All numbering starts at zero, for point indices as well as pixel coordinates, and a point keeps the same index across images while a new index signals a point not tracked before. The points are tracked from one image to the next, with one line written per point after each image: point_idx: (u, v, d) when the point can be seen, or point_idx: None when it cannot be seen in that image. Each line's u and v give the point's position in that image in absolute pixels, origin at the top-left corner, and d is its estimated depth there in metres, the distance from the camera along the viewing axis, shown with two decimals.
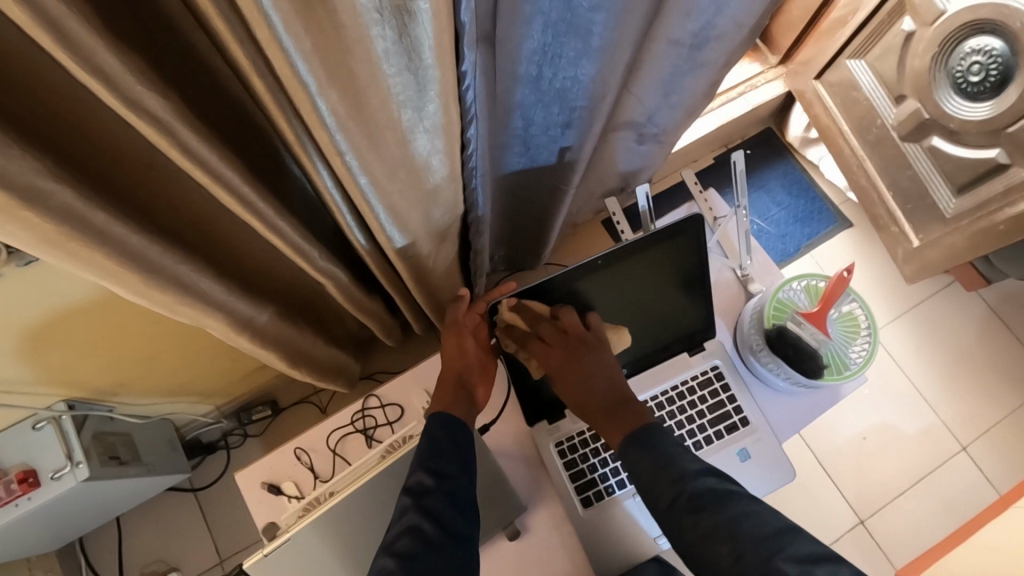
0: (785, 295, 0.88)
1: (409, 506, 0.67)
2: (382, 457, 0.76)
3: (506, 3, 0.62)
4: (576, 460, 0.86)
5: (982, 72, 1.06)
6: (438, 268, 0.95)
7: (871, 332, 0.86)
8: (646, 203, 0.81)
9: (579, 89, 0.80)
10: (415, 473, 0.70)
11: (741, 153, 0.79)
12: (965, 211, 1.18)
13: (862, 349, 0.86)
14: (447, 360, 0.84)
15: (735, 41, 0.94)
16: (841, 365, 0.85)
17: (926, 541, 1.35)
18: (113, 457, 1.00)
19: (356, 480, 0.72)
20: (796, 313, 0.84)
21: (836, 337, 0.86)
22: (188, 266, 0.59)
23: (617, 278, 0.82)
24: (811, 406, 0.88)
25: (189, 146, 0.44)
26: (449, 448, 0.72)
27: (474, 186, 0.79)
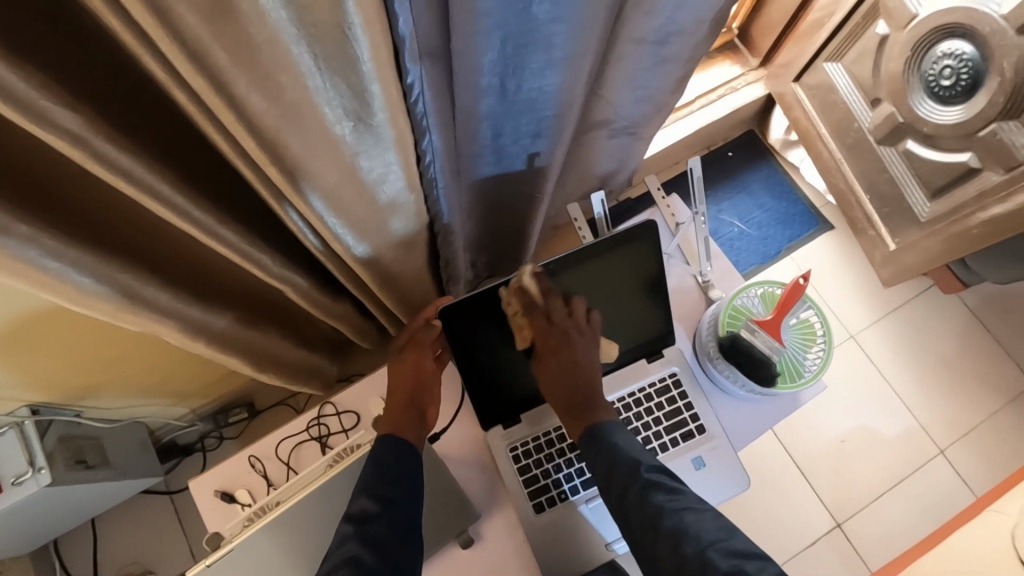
0: (741, 303, 0.88)
1: (349, 535, 0.68)
2: (328, 466, 0.77)
3: (457, 19, 0.58)
4: (530, 465, 0.85)
5: (954, 76, 1.05)
6: (406, 273, 0.94)
7: (825, 340, 0.87)
8: (602, 210, 0.80)
9: (546, 99, 0.77)
10: (359, 500, 0.70)
11: (698, 159, 0.79)
12: (940, 215, 1.18)
13: (817, 355, 0.87)
14: (398, 378, 0.83)
15: (701, 33, 0.92)
16: (795, 372, 0.86)
17: (902, 544, 1.35)
18: (80, 461, 1.00)
19: (302, 489, 0.74)
20: (751, 322, 0.84)
21: (791, 345, 0.87)
22: (132, 275, 0.59)
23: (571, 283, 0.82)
24: (769, 416, 0.88)
25: (109, 158, 0.44)
26: (394, 472, 0.72)
27: (437, 195, 0.77)
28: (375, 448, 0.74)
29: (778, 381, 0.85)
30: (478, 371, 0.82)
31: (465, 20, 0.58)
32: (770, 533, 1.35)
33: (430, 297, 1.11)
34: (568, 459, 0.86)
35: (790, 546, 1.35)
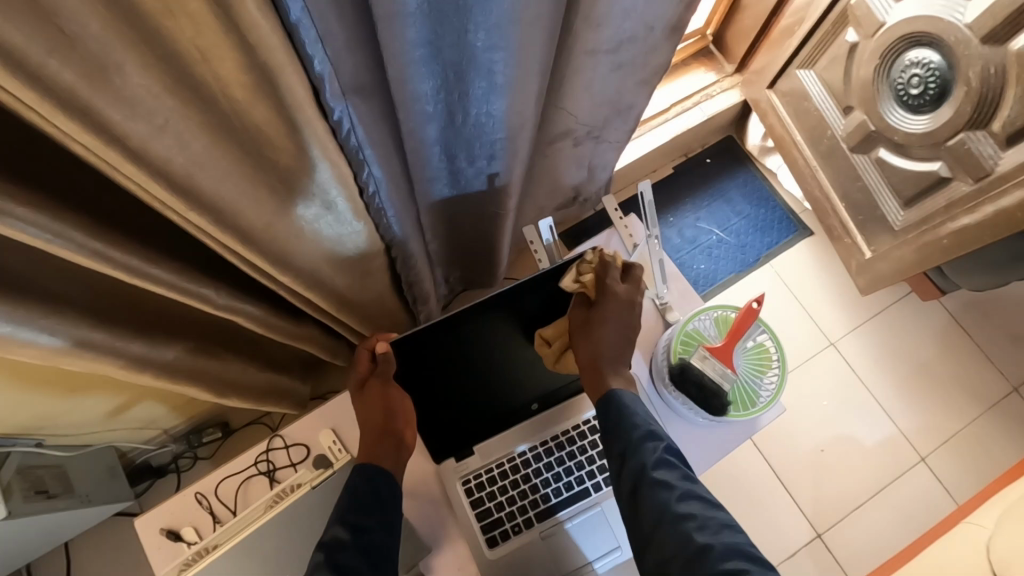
0: (695, 326, 0.80)
1: (321, 563, 0.64)
2: (270, 505, 0.73)
3: (390, 60, 0.57)
4: (483, 498, 0.82)
5: (922, 85, 1.03)
6: (365, 296, 0.93)
7: (782, 366, 0.79)
8: (549, 236, 0.80)
9: (495, 124, 0.77)
10: (332, 528, 0.67)
11: (648, 183, 0.77)
12: (913, 224, 1.16)
13: (773, 383, 0.78)
14: (364, 415, 0.77)
15: (653, 37, 0.92)
16: (749, 400, 0.78)
17: (883, 552, 1.34)
18: (40, 491, 0.99)
19: (240, 531, 0.70)
20: (701, 347, 0.77)
21: (744, 371, 0.79)
22: (62, 317, 0.57)
23: (513, 322, 0.80)
24: (726, 450, 0.78)
25: None
26: (371, 500, 0.70)
27: (388, 222, 0.76)
28: (350, 477, 0.71)
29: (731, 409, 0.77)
30: (430, 403, 0.82)
31: (396, 60, 0.58)
32: None
33: (397, 316, 1.10)
34: (522, 491, 0.84)
35: (769, 558, 1.34)
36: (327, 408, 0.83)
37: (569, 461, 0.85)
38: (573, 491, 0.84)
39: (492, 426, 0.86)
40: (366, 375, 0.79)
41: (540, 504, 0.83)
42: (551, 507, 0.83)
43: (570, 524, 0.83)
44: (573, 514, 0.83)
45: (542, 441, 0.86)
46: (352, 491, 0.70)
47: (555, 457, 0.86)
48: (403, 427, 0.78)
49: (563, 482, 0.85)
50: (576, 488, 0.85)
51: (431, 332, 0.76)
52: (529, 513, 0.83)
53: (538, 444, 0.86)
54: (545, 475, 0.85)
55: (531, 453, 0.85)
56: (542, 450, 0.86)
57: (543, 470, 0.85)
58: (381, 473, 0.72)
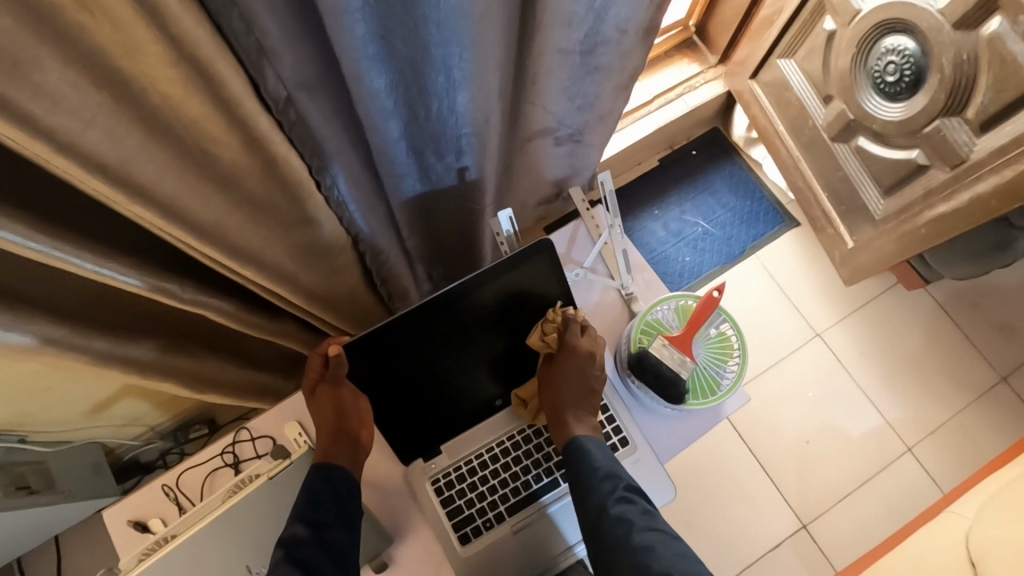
0: (655, 315, 0.78)
1: (279, 558, 0.66)
2: (229, 495, 0.72)
3: (347, 59, 0.58)
4: (453, 496, 0.80)
5: (897, 72, 1.03)
6: (337, 292, 0.94)
7: (743, 353, 0.76)
8: (510, 226, 0.81)
9: (460, 118, 0.78)
10: (291, 525, 0.68)
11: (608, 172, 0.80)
12: (892, 213, 1.16)
13: (734, 370, 0.76)
14: (321, 416, 0.76)
15: (627, 42, 0.93)
16: (709, 388, 0.75)
17: (869, 543, 1.33)
18: (21, 487, 1.01)
19: (199, 520, 0.69)
20: (660, 337, 0.75)
21: (704, 359, 0.76)
22: (19, 312, 0.58)
23: (471, 316, 0.76)
24: (691, 439, 0.78)
25: None
26: (331, 499, 0.71)
27: (351, 214, 0.79)
28: (309, 478, 0.71)
29: (690, 398, 0.74)
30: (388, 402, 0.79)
31: (353, 60, 0.59)
32: (734, 535, 1.34)
33: (375, 312, 1.10)
34: (491, 487, 0.81)
35: (754, 549, 1.34)
36: (290, 401, 0.82)
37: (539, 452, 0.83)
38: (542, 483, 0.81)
39: (459, 422, 0.83)
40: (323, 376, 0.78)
41: (509, 498, 0.80)
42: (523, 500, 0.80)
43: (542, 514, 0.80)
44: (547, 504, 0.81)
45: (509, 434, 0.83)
46: (310, 491, 0.70)
47: (523, 450, 0.83)
48: (360, 428, 0.77)
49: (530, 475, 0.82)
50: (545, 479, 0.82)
51: (386, 333, 0.73)
52: (500, 507, 0.80)
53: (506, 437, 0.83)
54: (512, 470, 0.82)
55: (498, 448, 0.83)
56: (511, 443, 0.83)
57: (511, 465, 0.82)
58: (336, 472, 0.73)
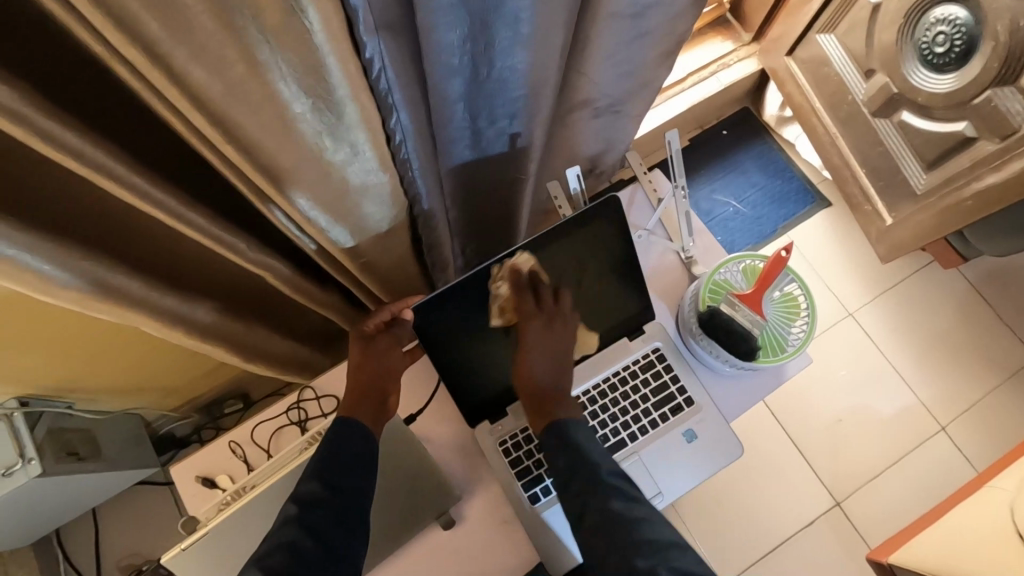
0: (722, 275, 0.77)
1: (291, 517, 0.60)
2: (304, 447, 0.70)
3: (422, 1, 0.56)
4: (522, 457, 0.76)
5: (947, 43, 1.02)
6: (386, 260, 0.92)
7: (812, 312, 0.76)
8: (577, 184, 0.79)
9: (517, 77, 0.76)
10: (307, 484, 0.63)
11: (677, 133, 0.77)
12: (935, 187, 1.15)
13: (802, 331, 0.75)
14: (369, 366, 0.74)
15: (678, 6, 0.88)
16: (778, 346, 0.75)
17: (903, 521, 1.33)
18: (71, 454, 1.01)
19: (276, 471, 0.67)
20: (730, 294, 0.74)
21: (772, 319, 0.76)
22: (99, 262, 0.58)
23: (542, 271, 0.75)
24: (754, 400, 0.78)
25: (65, 143, 0.42)
26: (349, 459, 0.65)
27: (413, 177, 0.78)
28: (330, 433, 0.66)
29: (760, 355, 0.74)
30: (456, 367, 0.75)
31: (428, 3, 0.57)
32: (768, 513, 1.35)
33: (418, 284, 1.10)
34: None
35: (787, 526, 1.34)
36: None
37: (605, 414, 0.77)
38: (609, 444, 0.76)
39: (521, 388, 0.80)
40: (380, 328, 0.77)
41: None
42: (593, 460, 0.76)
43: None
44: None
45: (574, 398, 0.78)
46: (332, 449, 0.65)
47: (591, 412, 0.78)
48: (389, 393, 0.74)
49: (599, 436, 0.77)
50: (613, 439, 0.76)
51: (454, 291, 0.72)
52: None
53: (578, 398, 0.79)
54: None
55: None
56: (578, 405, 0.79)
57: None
58: (355, 425, 0.67)
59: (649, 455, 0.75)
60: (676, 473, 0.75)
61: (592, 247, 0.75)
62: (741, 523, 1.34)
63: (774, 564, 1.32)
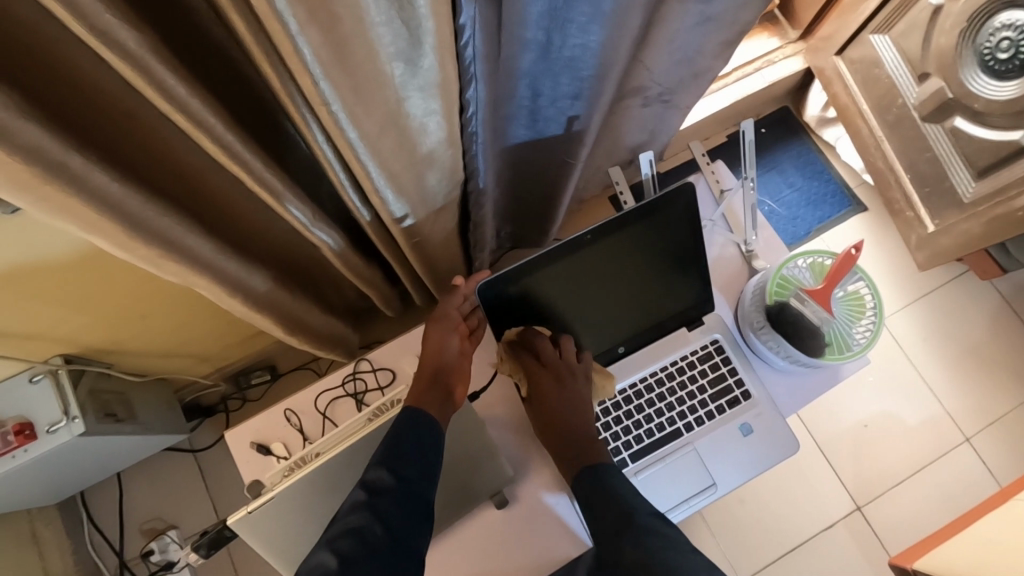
0: (789, 271, 0.80)
1: (359, 502, 0.60)
2: (368, 421, 0.71)
3: None
4: None
5: (1012, 49, 1.03)
6: (435, 237, 0.90)
7: (878, 312, 0.78)
8: (648, 170, 0.81)
9: (588, 57, 0.74)
10: (374, 470, 0.63)
11: (751, 123, 0.80)
12: (984, 196, 1.13)
13: (867, 331, 0.78)
14: (429, 353, 0.76)
15: None
16: (843, 345, 0.77)
17: (923, 529, 1.33)
18: (110, 414, 1.02)
19: (342, 441, 0.68)
20: (799, 290, 0.75)
21: (840, 317, 0.78)
22: (175, 218, 0.57)
23: (605, 257, 0.75)
24: (818, 394, 0.81)
25: (166, 88, 0.41)
26: (416, 446, 0.65)
27: (474, 153, 0.77)
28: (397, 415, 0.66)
29: (825, 352, 0.77)
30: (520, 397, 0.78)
31: None
32: (787, 513, 1.35)
33: (459, 266, 1.08)
34: (614, 433, 0.79)
35: (806, 528, 1.34)
36: (413, 335, 0.82)
37: (661, 402, 0.80)
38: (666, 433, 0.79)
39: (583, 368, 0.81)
40: (432, 313, 0.81)
41: (636, 443, 0.79)
42: (647, 446, 0.79)
43: (661, 465, 0.78)
44: (663, 456, 0.79)
45: (631, 383, 0.81)
46: (396, 432, 0.65)
47: (646, 400, 0.81)
48: (454, 381, 0.75)
49: (653, 423, 0.80)
50: (668, 429, 0.80)
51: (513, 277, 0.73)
52: (622, 453, 0.79)
53: (636, 383, 0.81)
54: (635, 418, 0.80)
55: (619, 396, 0.81)
56: (632, 392, 0.81)
57: (634, 412, 0.80)
58: (423, 413, 0.67)
59: (704, 446, 0.78)
60: (734, 464, 0.78)
61: (663, 232, 0.76)
62: (760, 522, 1.35)
63: (791, 564, 1.32)
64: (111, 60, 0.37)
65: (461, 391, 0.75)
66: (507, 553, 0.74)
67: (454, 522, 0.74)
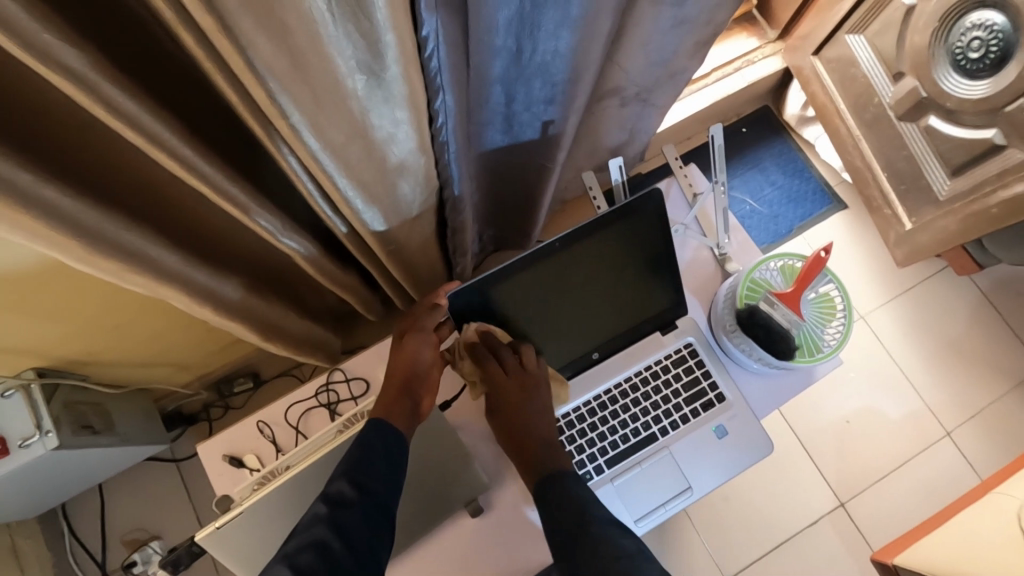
0: (760, 274, 0.80)
1: (321, 517, 0.60)
2: (338, 432, 0.71)
3: None
4: None
5: (982, 49, 1.02)
6: (412, 244, 0.90)
7: (847, 313, 0.79)
8: (619, 176, 0.82)
9: (559, 63, 0.74)
10: (337, 482, 0.62)
11: (720, 127, 0.80)
12: (960, 193, 1.14)
13: (837, 332, 0.78)
14: (399, 363, 0.75)
15: None
16: (814, 346, 0.78)
17: (906, 523, 1.34)
18: (86, 426, 1.01)
19: (311, 454, 0.67)
20: (768, 293, 0.77)
21: (809, 318, 0.79)
22: (137, 232, 0.57)
23: (580, 265, 0.76)
24: (790, 394, 0.81)
25: (117, 106, 0.41)
26: (381, 460, 0.64)
27: (447, 160, 0.76)
28: (367, 428, 0.66)
29: (795, 354, 0.78)
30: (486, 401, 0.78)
31: None
32: (772, 509, 1.36)
33: (439, 270, 1.08)
34: (590, 439, 0.79)
35: (791, 524, 1.35)
36: (387, 344, 0.82)
37: (636, 407, 0.81)
38: (641, 437, 0.79)
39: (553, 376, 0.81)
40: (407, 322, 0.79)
41: (612, 448, 0.80)
42: (624, 451, 0.79)
43: (637, 470, 0.79)
44: (640, 460, 0.79)
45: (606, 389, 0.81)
46: (364, 441, 0.65)
47: (620, 405, 0.81)
48: (423, 394, 0.74)
49: (629, 428, 0.80)
50: (643, 433, 0.80)
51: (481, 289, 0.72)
52: (599, 460, 0.79)
53: (612, 388, 0.82)
54: (611, 423, 0.80)
55: (596, 402, 0.81)
56: (607, 398, 0.81)
57: (610, 417, 0.80)
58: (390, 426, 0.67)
59: (680, 449, 0.79)
60: (708, 466, 0.78)
61: (634, 241, 0.76)
62: (745, 519, 1.35)
63: (776, 560, 1.33)
64: (53, 79, 0.37)
65: (428, 403, 0.75)
66: (486, 560, 0.74)
67: (430, 531, 0.74)
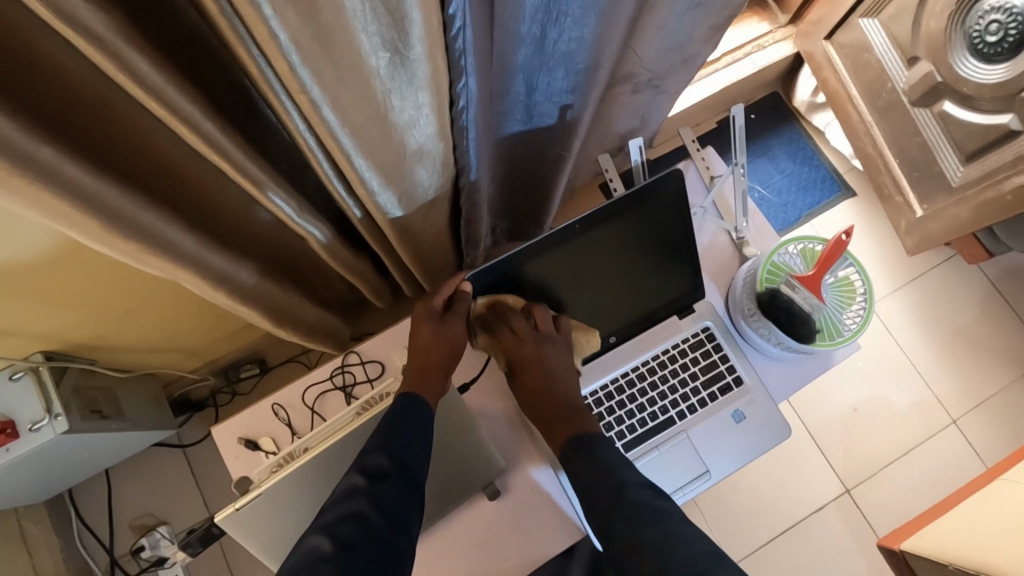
0: (780, 258, 0.79)
1: (359, 489, 0.60)
2: (357, 414, 0.70)
3: None
4: None
5: (1000, 33, 1.01)
6: (426, 230, 0.89)
7: (868, 297, 0.78)
8: (638, 157, 0.81)
9: (582, 52, 0.73)
10: (375, 455, 0.62)
11: (741, 108, 0.79)
12: (973, 180, 1.13)
13: (858, 316, 0.78)
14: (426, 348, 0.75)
15: None
16: (834, 331, 0.77)
17: (911, 511, 1.35)
18: (94, 411, 1.01)
19: (330, 437, 0.67)
20: (790, 276, 0.75)
21: (830, 303, 0.78)
22: (154, 210, 0.56)
23: (599, 247, 0.75)
24: (810, 379, 0.81)
25: (140, 76, 0.40)
26: (415, 437, 0.64)
27: (466, 147, 0.75)
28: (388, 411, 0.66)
29: (816, 338, 0.77)
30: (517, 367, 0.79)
31: None
32: (778, 497, 1.36)
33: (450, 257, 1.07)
34: (609, 422, 0.79)
35: (797, 511, 1.36)
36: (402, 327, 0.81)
37: (654, 390, 0.80)
38: (658, 421, 0.79)
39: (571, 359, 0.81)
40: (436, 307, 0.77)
41: (629, 432, 0.79)
42: (641, 434, 0.79)
43: (656, 453, 0.78)
44: (657, 443, 0.79)
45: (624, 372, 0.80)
46: (395, 420, 0.65)
47: (638, 388, 0.80)
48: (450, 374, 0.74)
49: (646, 412, 0.80)
50: (660, 417, 0.80)
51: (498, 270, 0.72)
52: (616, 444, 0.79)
53: (630, 371, 0.81)
54: (629, 407, 0.80)
55: (613, 385, 0.80)
56: (625, 381, 0.81)
57: (627, 401, 0.80)
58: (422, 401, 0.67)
59: (697, 433, 0.79)
60: (726, 449, 0.78)
61: (654, 224, 0.76)
62: (751, 507, 1.36)
63: (782, 547, 1.34)
64: (77, 44, 0.35)
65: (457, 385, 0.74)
66: (503, 543, 0.74)
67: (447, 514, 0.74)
